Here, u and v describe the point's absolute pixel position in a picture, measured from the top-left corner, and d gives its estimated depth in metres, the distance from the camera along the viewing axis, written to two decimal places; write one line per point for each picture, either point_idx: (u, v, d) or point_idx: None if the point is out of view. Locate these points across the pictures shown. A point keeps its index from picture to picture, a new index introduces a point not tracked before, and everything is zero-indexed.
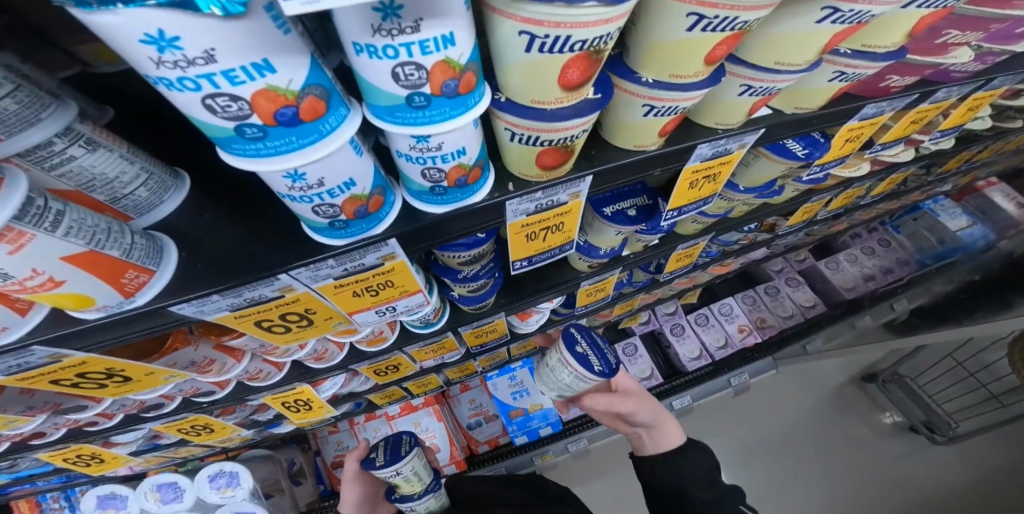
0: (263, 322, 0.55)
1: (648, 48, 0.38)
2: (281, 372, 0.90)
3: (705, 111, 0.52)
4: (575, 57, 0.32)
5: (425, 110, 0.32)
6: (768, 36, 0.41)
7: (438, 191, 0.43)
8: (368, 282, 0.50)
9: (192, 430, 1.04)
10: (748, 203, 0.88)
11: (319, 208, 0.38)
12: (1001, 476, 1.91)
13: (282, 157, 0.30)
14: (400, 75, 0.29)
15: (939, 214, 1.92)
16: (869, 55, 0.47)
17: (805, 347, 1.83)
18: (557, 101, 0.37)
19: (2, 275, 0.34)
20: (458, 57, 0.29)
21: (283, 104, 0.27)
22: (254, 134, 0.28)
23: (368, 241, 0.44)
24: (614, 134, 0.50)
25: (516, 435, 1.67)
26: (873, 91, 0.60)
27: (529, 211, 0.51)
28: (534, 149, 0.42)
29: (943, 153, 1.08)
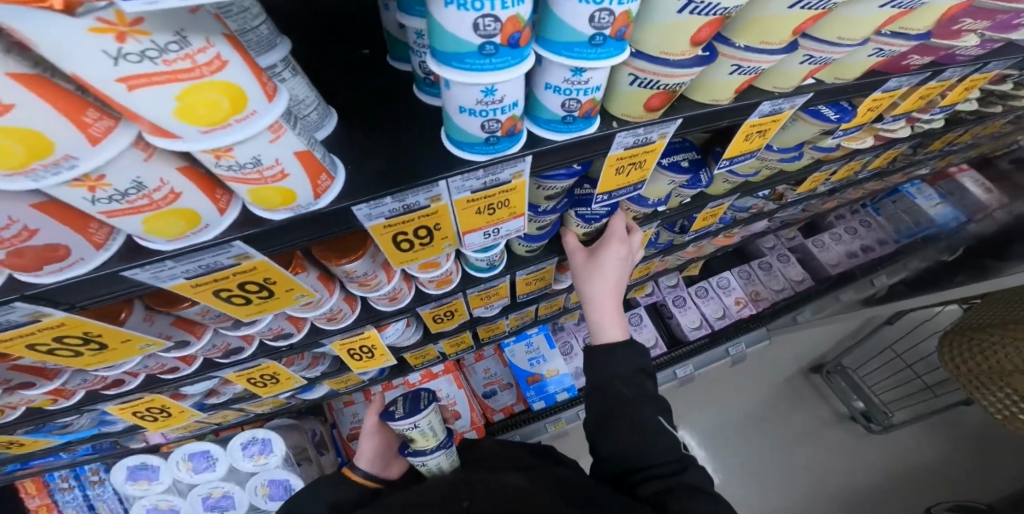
0: (399, 236, 0.64)
1: (751, 20, 0.50)
2: (352, 315, 0.99)
3: (766, 77, 0.64)
4: (711, 20, 0.44)
5: (597, 48, 0.44)
6: (834, 19, 0.53)
7: (567, 121, 0.56)
8: (492, 198, 0.64)
9: (258, 381, 1.14)
10: (771, 167, 1.03)
11: (487, 123, 0.51)
12: (928, 466, 2.15)
13: (493, 73, 0.43)
14: (595, 19, 0.41)
15: (916, 197, 2.13)
16: (904, 36, 0.60)
17: (794, 318, 1.98)
18: (682, 55, 0.49)
19: (254, 164, 0.41)
20: (633, 10, 0.42)
21: (516, 30, 0.41)
22: (489, 51, 0.41)
23: (504, 158, 0.57)
24: (694, 89, 0.61)
25: (534, 401, 1.79)
26: (895, 68, 0.73)
27: (626, 146, 0.63)
28: (647, 92, 0.54)
29: (931, 133, 1.23)
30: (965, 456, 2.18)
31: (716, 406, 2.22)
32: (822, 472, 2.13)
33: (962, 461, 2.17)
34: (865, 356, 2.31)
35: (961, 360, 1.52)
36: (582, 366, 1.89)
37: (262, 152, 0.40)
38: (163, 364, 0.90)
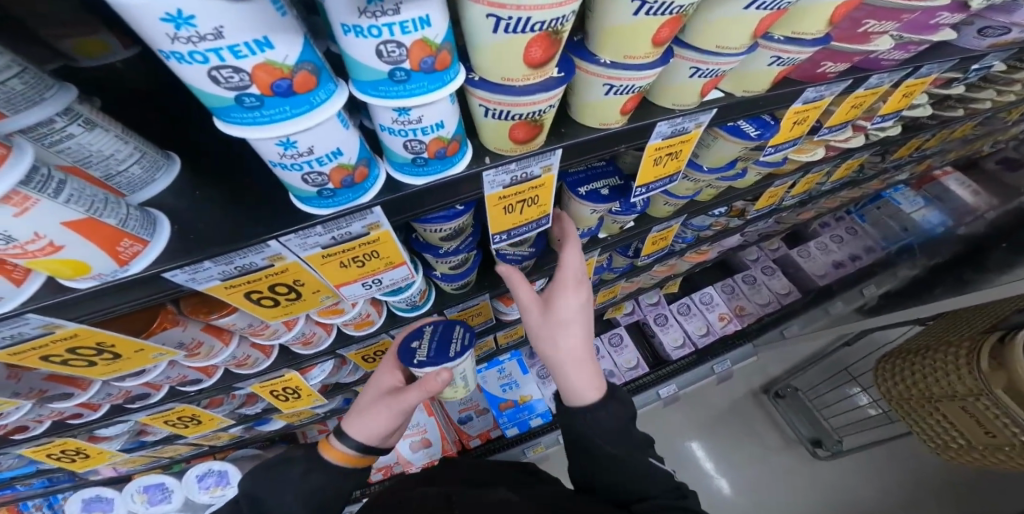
0: (253, 293, 0.57)
1: (604, 30, 0.43)
2: (268, 359, 0.90)
3: (662, 92, 0.58)
4: (536, 36, 0.36)
5: (406, 84, 0.36)
6: (707, 22, 0.47)
7: (419, 163, 0.47)
8: (354, 251, 0.55)
9: (177, 422, 1.05)
10: (715, 185, 0.98)
11: (309, 177, 0.42)
12: (856, 500, 2.02)
13: (277, 126, 0.34)
14: (383, 53, 0.33)
15: (899, 202, 2.05)
16: (799, 41, 0.54)
17: (782, 333, 1.90)
18: (526, 78, 0.42)
19: (5, 239, 0.35)
20: (434, 37, 0.33)
21: (280, 77, 0.31)
22: (253, 104, 0.31)
23: (354, 209, 0.48)
24: (581, 114, 0.55)
25: (507, 426, 1.74)
26: (811, 77, 0.70)
27: (505, 184, 0.56)
28: (506, 123, 0.47)
29: (887, 140, 1.19)
30: (905, 489, 2.04)
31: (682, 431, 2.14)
32: (776, 496, 2.03)
33: (897, 491, 2.04)
34: (818, 377, 2.24)
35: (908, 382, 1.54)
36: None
37: (4, 228, 0.34)
38: (59, 413, 0.81)
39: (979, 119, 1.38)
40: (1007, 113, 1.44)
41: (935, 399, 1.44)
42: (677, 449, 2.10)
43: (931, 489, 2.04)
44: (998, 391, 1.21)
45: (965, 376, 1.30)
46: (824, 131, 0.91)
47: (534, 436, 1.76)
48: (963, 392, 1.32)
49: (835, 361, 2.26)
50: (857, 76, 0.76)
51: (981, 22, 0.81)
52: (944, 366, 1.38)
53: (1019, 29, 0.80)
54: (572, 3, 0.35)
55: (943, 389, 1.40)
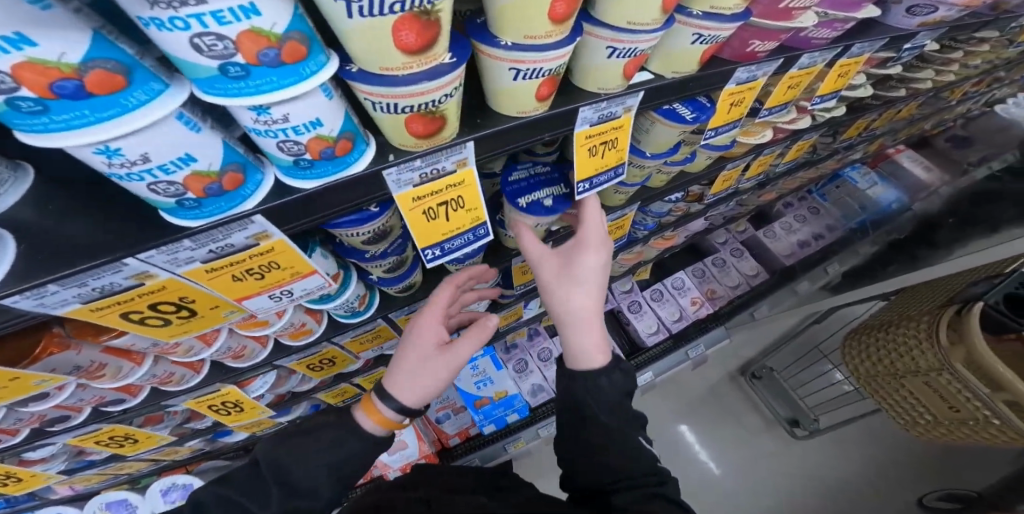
0: (132, 314, 0.51)
1: (499, 9, 0.39)
2: (198, 375, 0.88)
3: (586, 77, 0.56)
4: (402, 19, 0.33)
5: (248, 80, 0.32)
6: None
7: (303, 165, 0.43)
8: (246, 263, 0.50)
9: (113, 442, 1.02)
10: (665, 172, 1.00)
11: (156, 186, 0.37)
12: (837, 474, 2.09)
13: (81, 133, 0.30)
14: (201, 46, 0.29)
15: (857, 181, 2.09)
16: (718, 16, 0.55)
17: (752, 314, 1.95)
18: (405, 67, 0.38)
19: None
20: (267, 26, 0.29)
21: (59, 77, 0.26)
22: (34, 108, 0.27)
23: (233, 218, 0.44)
24: (493, 104, 0.52)
25: (484, 425, 1.75)
26: (742, 57, 0.71)
27: (414, 181, 0.53)
28: (399, 118, 0.43)
29: (834, 122, 1.19)
30: (876, 462, 2.12)
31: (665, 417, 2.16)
32: (761, 477, 2.07)
33: (874, 467, 2.10)
34: (791, 357, 2.28)
35: (875, 360, 1.60)
36: (539, 381, 1.85)
37: None
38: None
39: (923, 98, 1.38)
40: (949, 92, 1.45)
41: (900, 375, 1.49)
42: (665, 432, 2.13)
43: (903, 463, 2.12)
44: (957, 364, 1.25)
45: (927, 352, 1.34)
46: (764, 112, 0.91)
47: (511, 432, 1.78)
48: (926, 368, 1.37)
49: (807, 339, 2.31)
50: (786, 56, 0.76)
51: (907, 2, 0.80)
52: (911, 343, 1.41)
53: (947, 7, 0.79)
54: None
55: (907, 364, 1.44)
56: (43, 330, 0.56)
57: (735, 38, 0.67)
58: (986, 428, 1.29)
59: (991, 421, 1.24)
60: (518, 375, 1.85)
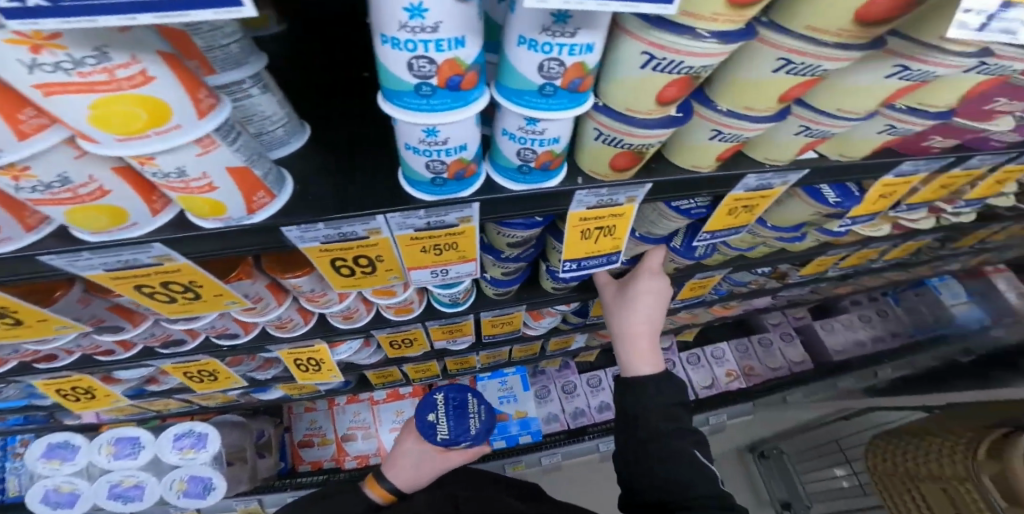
0: (339, 260, 0.52)
1: (733, 81, 0.43)
2: (247, 335, 0.86)
3: (835, 144, 0.58)
4: (677, 79, 0.38)
5: (429, 99, 0.35)
6: (838, 87, 0.44)
7: (523, 170, 0.49)
8: (602, 220, 0.60)
9: (301, 364, 1.03)
10: (769, 245, 0.97)
11: (432, 163, 0.43)
12: None
13: (433, 115, 0.36)
14: (413, 67, 0.31)
15: (941, 292, 1.94)
16: (921, 113, 0.50)
17: (783, 398, 1.94)
18: (765, 110, 0.45)
19: (179, 174, 0.33)
20: (592, 62, 0.36)
21: (456, 72, 0.32)
22: (426, 92, 0.34)
23: (454, 201, 0.49)
24: (751, 148, 0.57)
25: (496, 439, 1.85)
26: (912, 150, 0.63)
27: (589, 205, 0.57)
28: (612, 150, 0.49)
29: (953, 228, 1.02)
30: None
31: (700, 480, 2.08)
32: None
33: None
34: None
35: None
36: (556, 412, 1.99)
37: (184, 163, 0.32)
38: (96, 347, 0.83)
39: None
40: None
41: None
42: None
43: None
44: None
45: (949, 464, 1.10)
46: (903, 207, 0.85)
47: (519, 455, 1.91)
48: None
49: None
50: (959, 155, 0.66)
51: None
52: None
53: None
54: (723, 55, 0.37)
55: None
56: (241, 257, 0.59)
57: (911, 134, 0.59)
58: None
59: None
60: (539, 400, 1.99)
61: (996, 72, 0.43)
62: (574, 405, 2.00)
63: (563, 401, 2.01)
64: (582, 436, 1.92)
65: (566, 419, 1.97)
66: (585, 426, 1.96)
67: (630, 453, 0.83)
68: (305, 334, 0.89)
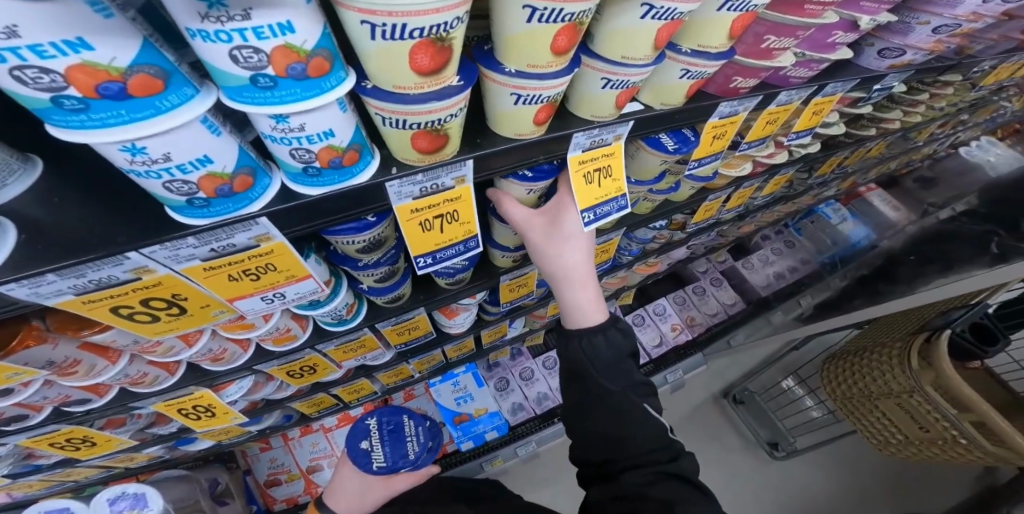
0: (123, 309, 0.48)
1: (505, 40, 0.43)
2: (102, 399, 0.81)
3: (652, 93, 0.62)
4: (418, 44, 0.34)
5: (89, 114, 0.28)
6: (612, 31, 0.47)
7: (311, 173, 0.44)
8: (439, 209, 0.57)
9: (191, 413, 0.96)
10: (650, 199, 0.99)
11: (171, 184, 0.37)
12: (814, 497, 1.98)
13: (114, 131, 0.29)
14: (23, 79, 0.25)
15: (831, 217, 2.13)
16: (705, 55, 0.54)
17: (728, 342, 1.98)
18: (549, 65, 0.45)
19: None
20: (301, 43, 0.30)
21: (107, 79, 0.26)
22: (75, 106, 0.27)
23: (236, 219, 0.44)
24: (577, 105, 0.59)
25: (461, 441, 1.78)
26: (726, 92, 0.66)
27: (414, 195, 0.53)
28: (406, 133, 0.45)
29: (809, 158, 1.08)
30: (854, 491, 2.01)
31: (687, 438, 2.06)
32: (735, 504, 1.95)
33: (846, 494, 2.01)
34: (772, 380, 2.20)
35: (849, 386, 1.63)
36: (520, 400, 1.89)
37: None
38: None
39: (894, 137, 1.27)
40: (918, 133, 1.36)
41: (873, 397, 1.53)
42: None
43: (881, 495, 2.01)
44: (927, 387, 1.28)
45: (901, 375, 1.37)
46: (744, 147, 0.82)
47: (492, 449, 1.82)
48: (898, 390, 1.40)
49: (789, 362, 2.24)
50: (766, 92, 0.68)
51: (879, 43, 0.71)
52: (884, 365, 1.43)
53: (916, 51, 0.70)
54: (452, 10, 0.33)
55: (880, 386, 1.47)
56: (21, 323, 0.54)
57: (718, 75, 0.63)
58: (953, 447, 1.33)
59: (957, 440, 1.28)
60: (499, 393, 1.90)
61: (738, 6, 0.47)
62: (535, 390, 1.92)
63: (524, 388, 1.92)
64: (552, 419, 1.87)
65: (532, 405, 1.89)
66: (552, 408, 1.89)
67: None
68: (177, 382, 0.85)
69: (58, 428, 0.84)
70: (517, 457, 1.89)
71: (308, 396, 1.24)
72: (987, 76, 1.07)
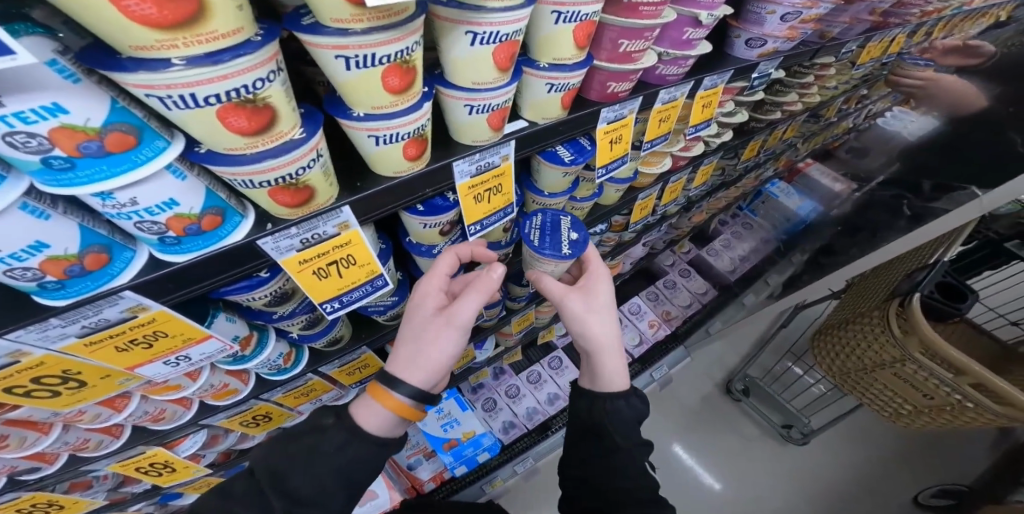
0: (16, 389, 0.47)
1: (340, 88, 0.44)
2: (52, 466, 0.73)
3: (530, 108, 0.63)
4: (223, 108, 0.35)
5: None
6: (456, 60, 0.49)
7: (170, 242, 0.44)
8: (329, 256, 0.57)
9: (151, 470, 0.88)
10: (577, 208, 0.99)
11: (10, 272, 0.37)
12: (837, 477, 1.93)
13: None
14: None
15: (781, 196, 2.18)
16: (562, 67, 0.57)
17: (707, 330, 1.97)
18: (393, 105, 0.47)
19: None
20: (80, 122, 0.30)
21: None
22: None
23: (101, 296, 0.43)
24: (457, 133, 0.60)
25: (455, 467, 1.61)
26: (606, 98, 0.69)
27: (298, 247, 0.53)
28: (261, 191, 0.46)
29: (727, 145, 1.12)
30: (875, 463, 1.98)
31: (694, 430, 2.02)
32: (761, 493, 1.89)
33: (867, 468, 1.96)
34: (770, 360, 2.18)
35: (845, 361, 1.61)
36: (510, 418, 1.81)
37: None
38: None
39: (804, 117, 1.33)
40: (827, 110, 1.41)
41: (871, 369, 1.50)
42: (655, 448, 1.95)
43: (900, 462, 1.99)
44: (918, 353, 1.27)
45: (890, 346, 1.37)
46: (646, 146, 0.82)
47: (490, 471, 1.73)
48: (892, 360, 1.38)
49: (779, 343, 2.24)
50: (644, 93, 0.72)
51: (744, 34, 0.75)
52: (873, 336, 1.42)
53: (775, 38, 0.75)
54: (244, 73, 0.34)
55: (873, 358, 1.46)
56: None
57: (592, 81, 0.66)
58: (963, 412, 1.29)
59: (965, 404, 1.25)
60: (488, 414, 1.79)
61: (572, 17, 0.51)
62: (524, 406, 1.84)
63: (512, 406, 1.83)
64: (547, 432, 1.83)
65: (523, 421, 1.81)
66: (544, 421, 1.83)
67: None
68: (124, 445, 0.79)
69: (18, 495, 0.74)
70: (516, 476, 1.82)
71: None
72: (860, 55, 1.11)
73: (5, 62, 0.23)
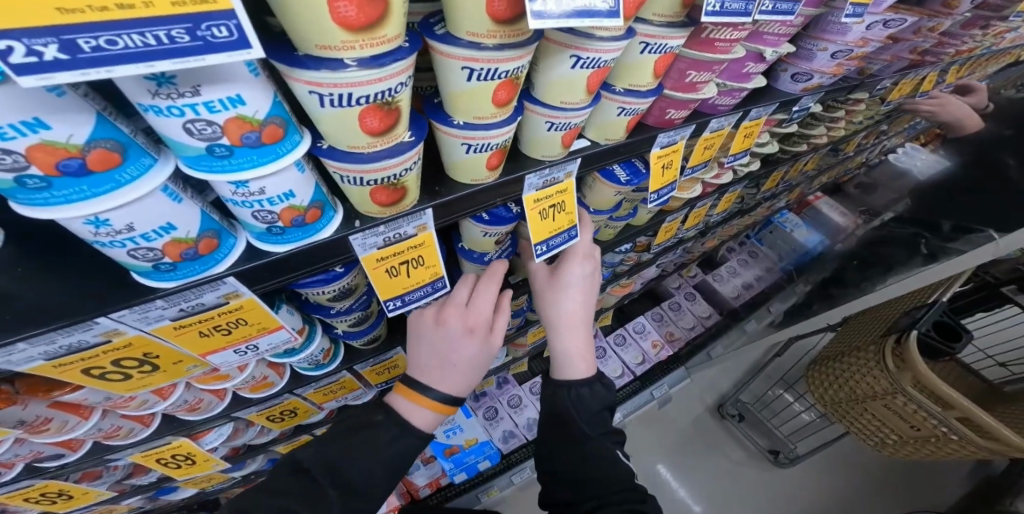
0: (94, 370, 0.47)
1: (451, 96, 0.46)
2: (76, 453, 0.71)
3: (597, 129, 0.67)
4: (366, 108, 0.37)
5: (53, 191, 0.30)
6: (550, 79, 0.52)
7: (276, 232, 0.45)
8: (403, 255, 0.58)
9: (171, 462, 0.86)
10: (612, 226, 1.02)
11: (136, 252, 0.38)
12: (821, 505, 1.96)
13: (75, 207, 0.31)
14: None
15: (786, 226, 2.26)
16: (636, 93, 0.60)
17: (708, 354, 2.00)
18: (493, 116, 0.49)
19: None
20: (252, 114, 0.32)
21: (66, 156, 0.28)
22: (38, 184, 0.29)
23: (205, 280, 0.44)
24: (530, 147, 0.62)
25: (455, 473, 1.61)
26: (663, 123, 0.72)
27: (379, 245, 0.55)
28: (365, 189, 0.47)
29: (753, 175, 1.18)
30: (861, 494, 2.00)
31: (688, 453, 2.03)
32: None
33: (852, 500, 1.98)
34: (762, 387, 2.21)
35: (836, 390, 1.64)
36: (511, 427, 1.74)
37: None
38: None
39: (824, 151, 1.40)
40: (844, 146, 1.48)
41: (860, 399, 1.54)
42: (650, 469, 1.96)
43: (886, 494, 2.02)
44: (908, 386, 1.31)
45: (881, 378, 1.41)
46: (688, 171, 0.87)
47: (486, 479, 1.70)
48: (882, 392, 1.42)
49: (774, 370, 2.28)
50: (697, 121, 0.76)
51: (791, 68, 0.81)
52: (865, 368, 1.47)
53: (822, 74, 0.80)
54: (394, 77, 0.36)
55: (865, 388, 1.49)
56: None
57: (653, 107, 0.69)
58: (946, 444, 1.34)
59: (949, 437, 1.29)
60: (488, 423, 1.74)
61: (658, 49, 0.55)
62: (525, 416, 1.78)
63: (513, 416, 1.78)
64: None
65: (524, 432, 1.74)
66: None
67: (545, 456, 0.79)
68: (152, 435, 0.77)
69: (32, 483, 0.71)
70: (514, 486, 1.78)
71: (293, 438, 1.07)
72: (888, 93, 1.17)
73: (239, 56, 0.25)
